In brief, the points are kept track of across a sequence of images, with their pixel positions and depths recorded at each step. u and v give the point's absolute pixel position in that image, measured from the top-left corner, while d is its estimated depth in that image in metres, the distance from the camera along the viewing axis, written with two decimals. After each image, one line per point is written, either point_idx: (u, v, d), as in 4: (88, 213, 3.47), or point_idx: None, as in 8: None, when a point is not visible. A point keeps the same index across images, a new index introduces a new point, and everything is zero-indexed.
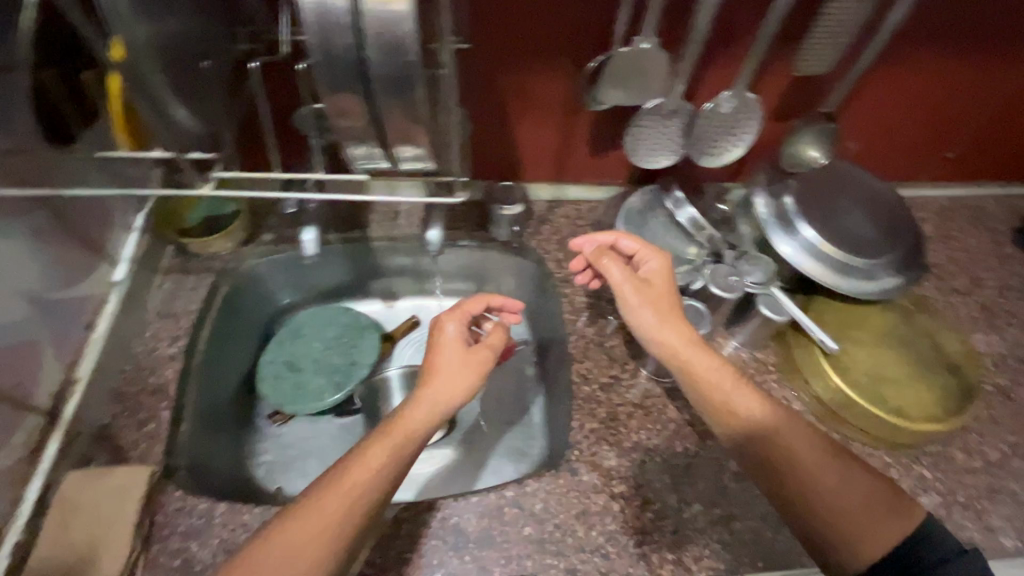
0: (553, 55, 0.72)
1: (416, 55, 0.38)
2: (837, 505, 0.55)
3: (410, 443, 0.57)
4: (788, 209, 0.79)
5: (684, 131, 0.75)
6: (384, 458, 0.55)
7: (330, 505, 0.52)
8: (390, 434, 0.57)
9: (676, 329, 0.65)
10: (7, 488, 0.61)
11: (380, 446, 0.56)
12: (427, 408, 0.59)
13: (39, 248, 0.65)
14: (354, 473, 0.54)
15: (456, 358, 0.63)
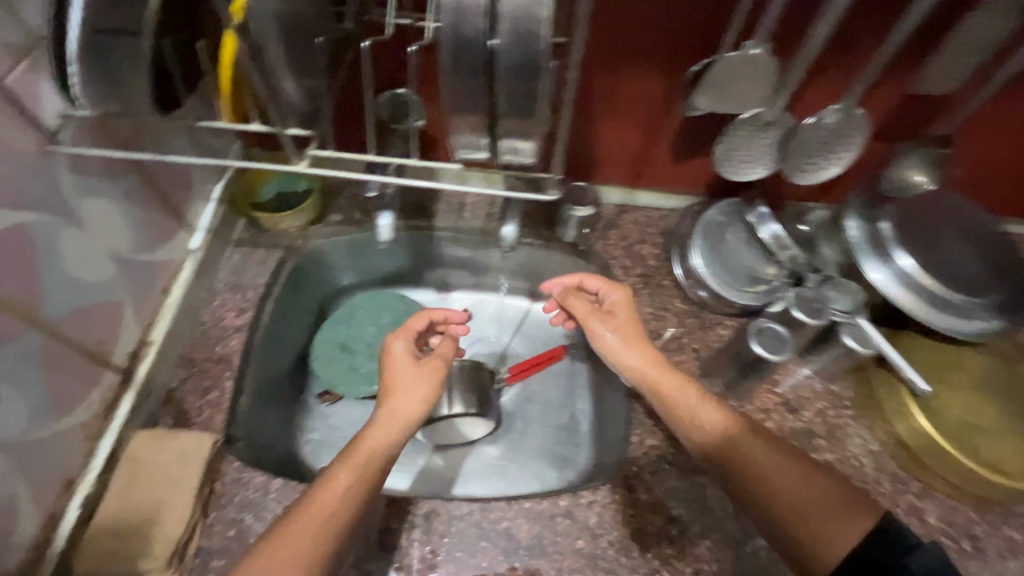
0: (652, 56, 0.68)
1: (548, 43, 0.36)
2: (796, 508, 0.55)
3: (372, 463, 0.57)
4: (884, 235, 0.74)
5: (781, 144, 0.71)
6: (346, 489, 0.55)
7: (295, 540, 0.51)
8: (351, 462, 0.57)
9: (642, 354, 0.68)
10: (82, 442, 0.62)
11: (344, 474, 0.56)
12: (388, 427, 0.61)
13: (131, 210, 0.67)
14: (317, 504, 0.53)
15: (405, 371, 0.65)
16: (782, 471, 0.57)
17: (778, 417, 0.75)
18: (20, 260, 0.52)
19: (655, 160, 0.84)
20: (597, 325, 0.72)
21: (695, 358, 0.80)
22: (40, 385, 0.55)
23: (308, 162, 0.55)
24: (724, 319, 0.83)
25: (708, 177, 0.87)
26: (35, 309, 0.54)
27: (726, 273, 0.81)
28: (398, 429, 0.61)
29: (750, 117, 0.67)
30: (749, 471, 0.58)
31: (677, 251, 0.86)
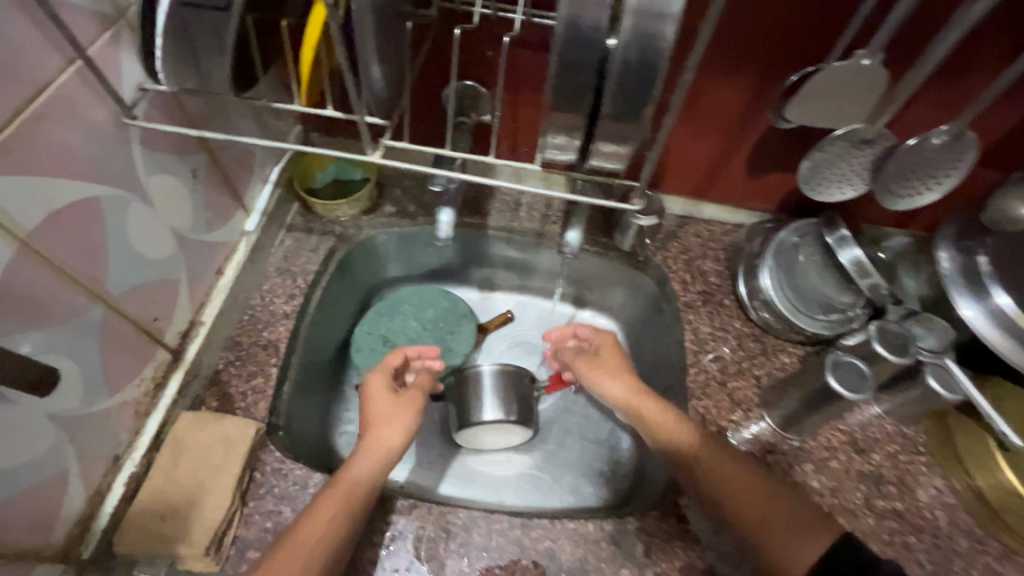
0: (744, 62, 0.63)
1: (671, 42, 0.33)
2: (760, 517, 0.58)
3: (356, 491, 0.58)
4: (980, 270, 0.68)
5: (875, 165, 0.66)
6: (332, 520, 0.55)
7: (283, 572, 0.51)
8: (336, 491, 0.57)
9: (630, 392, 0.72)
10: (130, 419, 0.61)
11: (328, 501, 0.57)
12: (371, 457, 0.62)
13: (194, 188, 0.66)
14: (304, 535, 0.54)
15: (385, 403, 0.67)
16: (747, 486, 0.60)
17: (844, 456, 0.70)
18: (89, 233, 0.51)
19: (727, 171, 0.79)
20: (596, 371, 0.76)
21: (756, 385, 0.75)
22: (98, 360, 0.54)
23: (382, 152, 0.53)
24: (788, 345, 0.78)
25: (783, 193, 0.81)
26: (98, 283, 0.53)
27: (797, 298, 0.76)
28: (378, 460, 0.62)
29: (845, 134, 0.62)
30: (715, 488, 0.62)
31: (743, 267, 0.80)
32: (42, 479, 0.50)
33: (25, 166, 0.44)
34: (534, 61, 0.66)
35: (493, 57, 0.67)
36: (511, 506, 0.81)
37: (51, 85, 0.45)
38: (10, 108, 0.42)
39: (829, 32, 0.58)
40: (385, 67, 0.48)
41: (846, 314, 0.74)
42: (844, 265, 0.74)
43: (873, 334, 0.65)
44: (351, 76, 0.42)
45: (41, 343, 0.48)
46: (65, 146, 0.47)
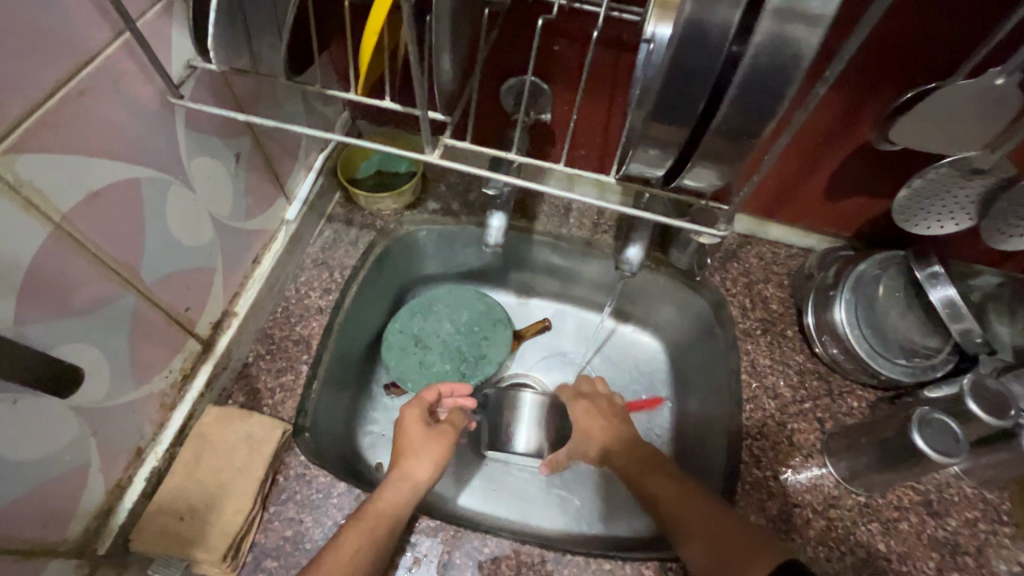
0: (844, 73, 0.56)
1: (814, 49, 0.29)
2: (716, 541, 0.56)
3: (379, 526, 0.55)
4: None
5: (985, 200, 0.59)
6: (353, 558, 0.53)
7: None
8: (358, 527, 0.55)
9: (628, 453, 0.69)
10: (156, 411, 0.59)
11: (352, 538, 0.54)
12: (396, 489, 0.58)
13: (237, 174, 0.63)
14: (325, 571, 0.52)
15: (414, 434, 0.64)
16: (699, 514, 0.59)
17: (916, 519, 0.63)
18: (127, 217, 0.48)
19: (804, 190, 0.72)
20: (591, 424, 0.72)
21: (819, 428, 0.68)
22: (127, 349, 0.52)
23: (440, 152, 0.48)
24: (857, 388, 0.71)
25: (863, 219, 0.74)
26: (132, 271, 0.50)
27: (875, 337, 0.68)
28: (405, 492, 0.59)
29: (953, 163, 0.56)
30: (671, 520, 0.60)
31: (812, 298, 0.72)
32: (62, 473, 0.48)
33: (67, 144, 0.41)
34: (604, 59, 0.61)
35: (560, 52, 0.61)
36: (535, 528, 0.74)
37: (97, 58, 0.42)
38: (51, 82, 0.39)
39: (958, 46, 0.51)
40: (454, 57, 0.43)
41: (929, 360, 0.67)
42: (933, 304, 0.65)
43: (967, 390, 0.57)
44: (418, 66, 0.37)
45: (69, 332, 0.45)
46: (108, 123, 0.44)
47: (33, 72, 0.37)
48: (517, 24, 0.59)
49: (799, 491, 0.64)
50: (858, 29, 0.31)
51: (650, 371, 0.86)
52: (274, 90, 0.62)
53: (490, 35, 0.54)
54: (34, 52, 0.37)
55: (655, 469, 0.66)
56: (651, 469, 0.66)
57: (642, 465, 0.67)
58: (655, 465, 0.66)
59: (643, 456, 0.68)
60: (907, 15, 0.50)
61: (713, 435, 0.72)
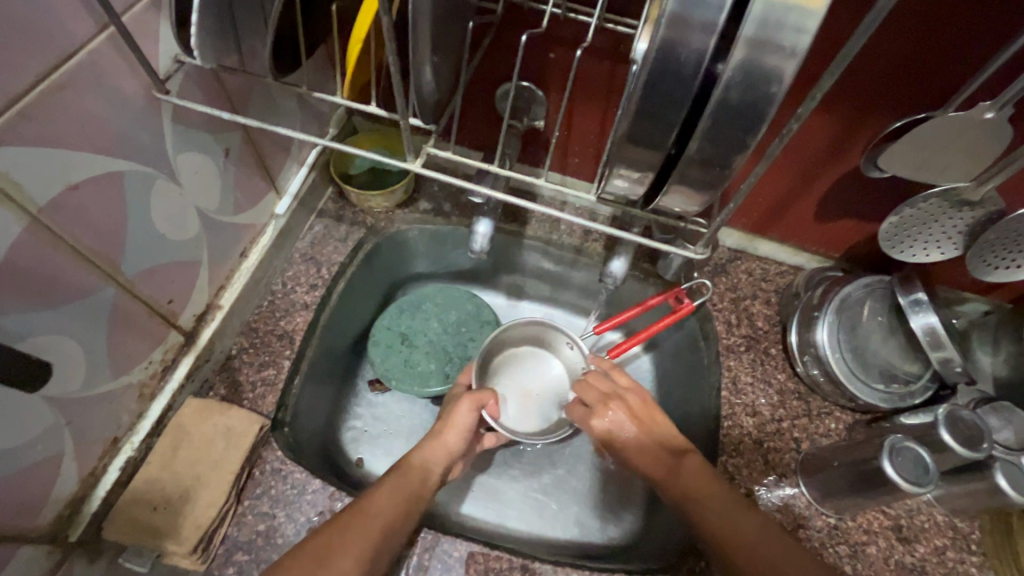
0: (838, 98, 0.56)
1: (787, 85, 0.29)
2: (751, 540, 0.53)
3: (413, 477, 0.59)
4: None
5: (971, 231, 0.60)
6: (388, 501, 0.55)
7: (346, 542, 0.51)
8: (396, 476, 0.58)
9: (642, 432, 0.67)
10: (135, 401, 0.59)
11: (390, 484, 0.57)
12: (436, 448, 0.63)
13: (226, 168, 0.63)
14: (365, 508, 0.54)
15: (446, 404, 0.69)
16: (733, 512, 0.56)
17: (885, 544, 0.63)
18: (108, 210, 0.48)
19: (797, 209, 0.71)
20: (602, 414, 0.68)
21: (798, 450, 0.68)
22: (105, 338, 0.52)
23: (422, 161, 0.49)
24: (835, 410, 0.71)
25: (853, 240, 0.73)
26: (113, 263, 0.50)
27: (858, 361, 0.68)
28: (440, 456, 0.62)
29: (942, 193, 0.57)
30: (703, 513, 0.57)
31: (797, 317, 0.72)
32: (34, 462, 0.48)
33: (46, 139, 0.41)
34: (599, 69, 0.60)
35: (556, 59, 0.61)
36: (510, 529, 0.74)
37: (80, 51, 0.41)
38: (30, 75, 0.39)
39: (951, 76, 0.50)
40: (438, 66, 0.43)
41: (909, 386, 0.67)
42: (914, 331, 0.65)
43: (941, 419, 0.58)
44: (398, 76, 0.37)
45: (43, 324, 0.45)
46: (89, 117, 0.44)
47: (12, 66, 0.37)
48: (513, 30, 0.58)
49: (772, 509, 0.65)
50: (833, 66, 0.31)
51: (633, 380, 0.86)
52: (265, 86, 0.62)
53: (483, 43, 0.54)
54: (13, 46, 0.37)
55: (680, 455, 0.63)
56: (668, 450, 0.64)
57: (670, 453, 0.64)
58: (676, 461, 0.62)
59: (660, 443, 0.65)
60: (898, 44, 0.49)
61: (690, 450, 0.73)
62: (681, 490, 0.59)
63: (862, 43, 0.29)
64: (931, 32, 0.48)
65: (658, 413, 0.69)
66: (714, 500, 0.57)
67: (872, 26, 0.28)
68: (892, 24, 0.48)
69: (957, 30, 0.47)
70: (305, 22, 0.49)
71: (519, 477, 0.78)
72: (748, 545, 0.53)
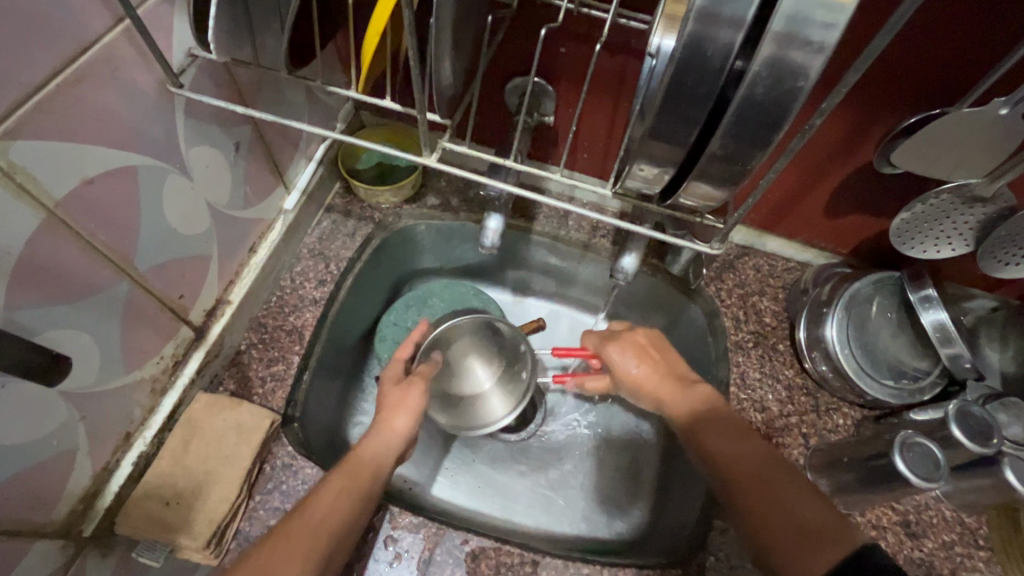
0: (853, 96, 0.56)
1: (814, 80, 0.29)
2: (748, 477, 0.50)
3: (362, 473, 0.54)
4: None
5: (983, 226, 0.60)
6: (339, 499, 0.51)
7: (289, 554, 0.46)
8: (343, 471, 0.53)
9: (652, 367, 0.63)
10: (147, 396, 0.59)
11: (339, 479, 0.52)
12: (378, 439, 0.57)
13: (236, 164, 0.62)
14: (309, 512, 0.49)
15: (389, 390, 0.60)
16: (749, 453, 0.52)
17: (893, 539, 0.64)
18: (121, 206, 0.48)
19: (806, 204, 0.71)
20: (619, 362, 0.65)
21: (806, 445, 0.68)
22: (116, 333, 0.52)
23: (437, 156, 0.49)
24: (843, 405, 0.71)
25: (862, 237, 0.73)
26: (125, 258, 0.50)
27: (867, 357, 0.68)
28: (387, 446, 0.57)
29: (954, 189, 0.57)
30: (701, 444, 0.55)
31: (806, 313, 0.72)
32: (47, 457, 0.48)
33: (61, 132, 0.41)
34: (611, 65, 0.60)
35: (567, 54, 0.60)
36: (518, 524, 0.74)
37: (96, 45, 0.41)
38: (47, 71, 0.38)
39: (967, 71, 0.50)
40: (455, 62, 0.43)
41: (918, 382, 0.67)
42: (924, 327, 0.65)
43: (951, 414, 0.58)
44: (418, 70, 0.37)
45: (59, 319, 0.45)
46: (105, 111, 0.44)
47: (30, 62, 0.37)
48: (524, 25, 0.58)
49: None
50: (858, 62, 0.30)
51: None
52: (275, 80, 0.62)
53: (496, 39, 0.53)
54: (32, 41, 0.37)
55: (689, 386, 0.61)
56: (673, 381, 0.62)
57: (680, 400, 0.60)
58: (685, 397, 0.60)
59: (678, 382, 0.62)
60: (912, 40, 0.49)
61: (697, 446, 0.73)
62: (687, 418, 0.58)
63: (889, 37, 0.29)
64: (946, 30, 0.48)
65: (668, 351, 0.65)
66: (711, 428, 0.56)
67: (901, 21, 0.28)
68: (914, 20, 0.48)
69: (973, 28, 0.47)
70: (319, 18, 0.49)
71: (526, 472, 0.78)
72: (739, 473, 0.51)
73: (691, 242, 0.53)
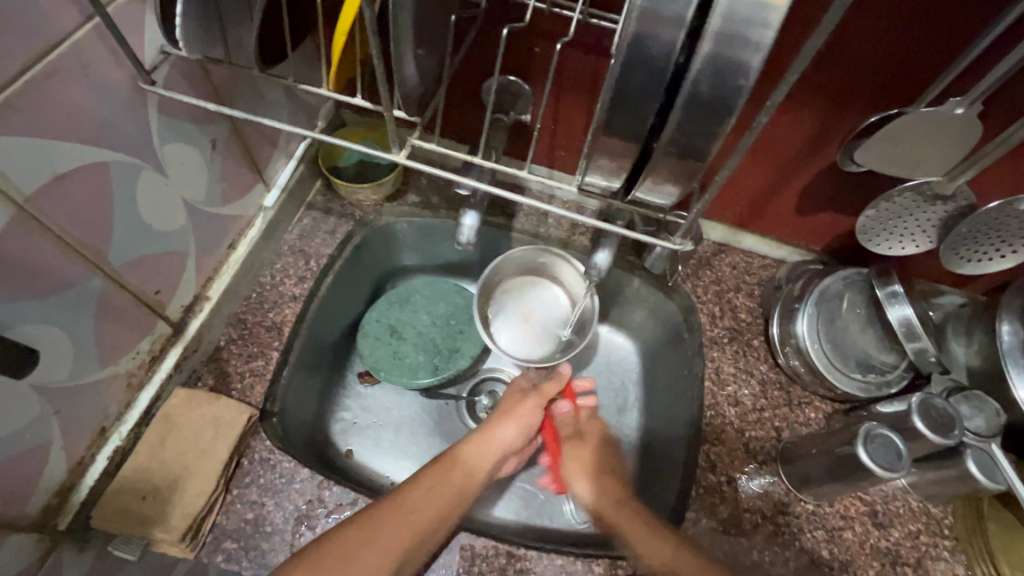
0: (816, 94, 0.57)
1: (754, 78, 0.30)
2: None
3: (459, 473, 0.59)
4: (1004, 344, 0.64)
5: (944, 224, 0.61)
6: (430, 494, 0.56)
7: (376, 539, 0.51)
8: (438, 468, 0.59)
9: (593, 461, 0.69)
10: (123, 391, 0.59)
11: (430, 483, 0.57)
12: (484, 448, 0.62)
13: (213, 160, 0.63)
14: (401, 501, 0.54)
15: (514, 399, 0.68)
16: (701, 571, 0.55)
17: (861, 528, 0.65)
18: (93, 201, 0.48)
19: (778, 202, 0.73)
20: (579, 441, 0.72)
21: (778, 438, 0.70)
22: (92, 327, 0.52)
23: (407, 152, 0.50)
24: (815, 399, 0.73)
25: (833, 234, 0.75)
26: (99, 253, 0.50)
27: (836, 353, 0.70)
28: (490, 455, 0.62)
29: (915, 187, 0.58)
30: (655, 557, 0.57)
31: (779, 309, 0.74)
32: (21, 451, 0.49)
33: (30, 128, 0.41)
34: (583, 64, 0.61)
35: (541, 53, 0.61)
36: (499, 519, 0.75)
37: (65, 41, 0.42)
38: (15, 66, 0.39)
39: (923, 70, 0.52)
40: (421, 59, 0.44)
41: (885, 376, 0.69)
42: (891, 323, 0.67)
43: (914, 407, 0.59)
44: (380, 66, 0.38)
45: (31, 313, 0.46)
46: (75, 107, 0.44)
47: None
48: (498, 24, 0.59)
49: (753, 496, 0.66)
50: (798, 61, 0.32)
51: (616, 361, 0.85)
52: (251, 77, 0.62)
53: (466, 38, 0.54)
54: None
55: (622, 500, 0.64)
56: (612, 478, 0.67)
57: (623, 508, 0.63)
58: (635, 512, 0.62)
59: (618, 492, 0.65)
60: (868, 41, 0.51)
61: (673, 439, 0.74)
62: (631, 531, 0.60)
63: (825, 37, 0.30)
64: (901, 31, 0.49)
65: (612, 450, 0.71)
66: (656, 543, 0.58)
67: (836, 21, 0.29)
68: (861, 23, 0.50)
69: (926, 29, 0.48)
70: (289, 14, 0.50)
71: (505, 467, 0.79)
72: None
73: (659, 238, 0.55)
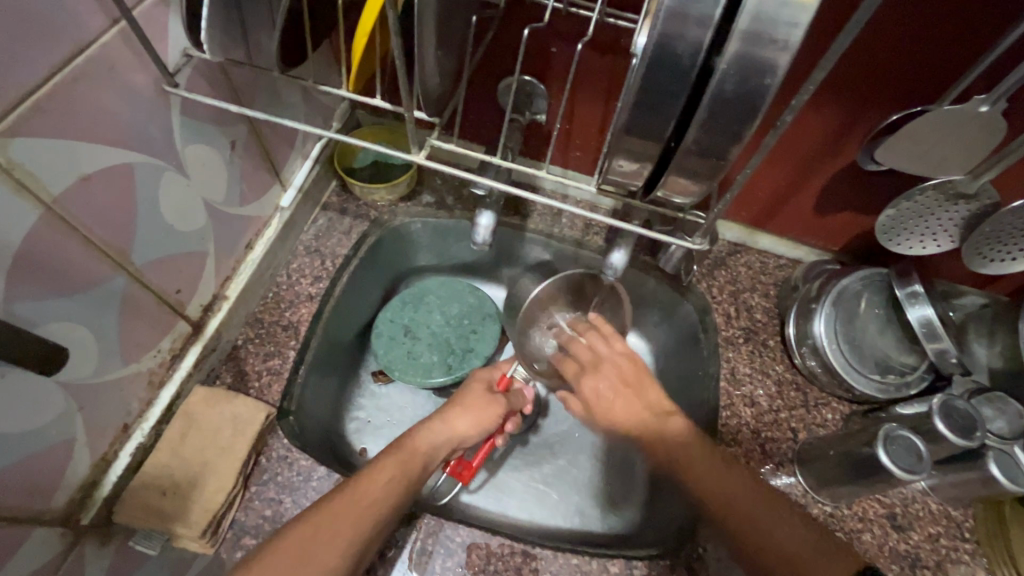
0: (838, 92, 0.56)
1: (780, 77, 0.30)
2: (737, 506, 0.54)
3: (413, 461, 0.58)
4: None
5: (967, 223, 0.61)
6: (387, 483, 0.55)
7: (332, 530, 0.50)
8: (396, 457, 0.57)
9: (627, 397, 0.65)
10: (145, 389, 0.60)
11: (385, 472, 0.56)
12: (441, 438, 0.62)
13: (233, 161, 0.64)
14: (361, 491, 0.53)
15: (477, 392, 0.67)
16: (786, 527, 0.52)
17: (879, 531, 0.65)
18: (117, 201, 0.49)
19: (796, 202, 0.72)
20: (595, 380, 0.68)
21: (795, 439, 0.69)
22: (115, 325, 0.53)
23: (426, 153, 0.50)
24: (832, 401, 0.72)
25: (851, 234, 0.74)
26: (122, 253, 0.51)
27: (854, 353, 0.69)
28: (444, 446, 0.62)
29: (937, 185, 0.58)
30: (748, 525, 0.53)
31: (795, 309, 0.73)
32: (47, 446, 0.49)
33: (59, 130, 0.42)
34: (600, 63, 0.61)
35: (557, 53, 0.61)
36: (512, 518, 0.75)
37: (93, 44, 0.43)
38: (44, 70, 0.40)
39: (946, 68, 0.51)
40: (441, 61, 0.44)
41: (905, 377, 0.68)
42: (910, 323, 0.66)
43: (935, 409, 0.58)
44: (403, 68, 0.38)
45: (57, 311, 0.47)
46: (102, 110, 0.45)
47: (25, 61, 0.38)
48: (515, 25, 0.59)
49: None
50: (825, 59, 0.31)
51: None
52: (270, 79, 0.63)
53: (484, 39, 0.55)
54: (29, 41, 0.38)
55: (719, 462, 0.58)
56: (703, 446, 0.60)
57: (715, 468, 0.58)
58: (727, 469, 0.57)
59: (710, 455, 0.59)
60: (891, 39, 0.50)
61: None
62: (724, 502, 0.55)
63: (853, 36, 0.30)
64: (924, 29, 0.49)
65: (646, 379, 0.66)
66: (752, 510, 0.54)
67: (864, 20, 0.29)
68: (884, 21, 0.49)
69: (950, 27, 0.48)
70: (309, 18, 0.50)
71: (517, 467, 0.79)
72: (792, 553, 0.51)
73: (677, 238, 0.54)
